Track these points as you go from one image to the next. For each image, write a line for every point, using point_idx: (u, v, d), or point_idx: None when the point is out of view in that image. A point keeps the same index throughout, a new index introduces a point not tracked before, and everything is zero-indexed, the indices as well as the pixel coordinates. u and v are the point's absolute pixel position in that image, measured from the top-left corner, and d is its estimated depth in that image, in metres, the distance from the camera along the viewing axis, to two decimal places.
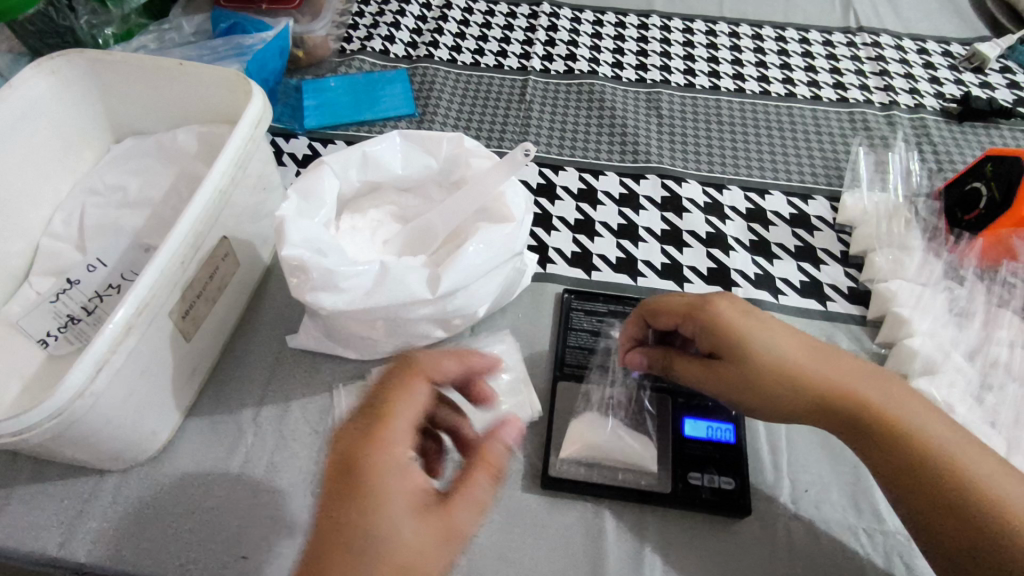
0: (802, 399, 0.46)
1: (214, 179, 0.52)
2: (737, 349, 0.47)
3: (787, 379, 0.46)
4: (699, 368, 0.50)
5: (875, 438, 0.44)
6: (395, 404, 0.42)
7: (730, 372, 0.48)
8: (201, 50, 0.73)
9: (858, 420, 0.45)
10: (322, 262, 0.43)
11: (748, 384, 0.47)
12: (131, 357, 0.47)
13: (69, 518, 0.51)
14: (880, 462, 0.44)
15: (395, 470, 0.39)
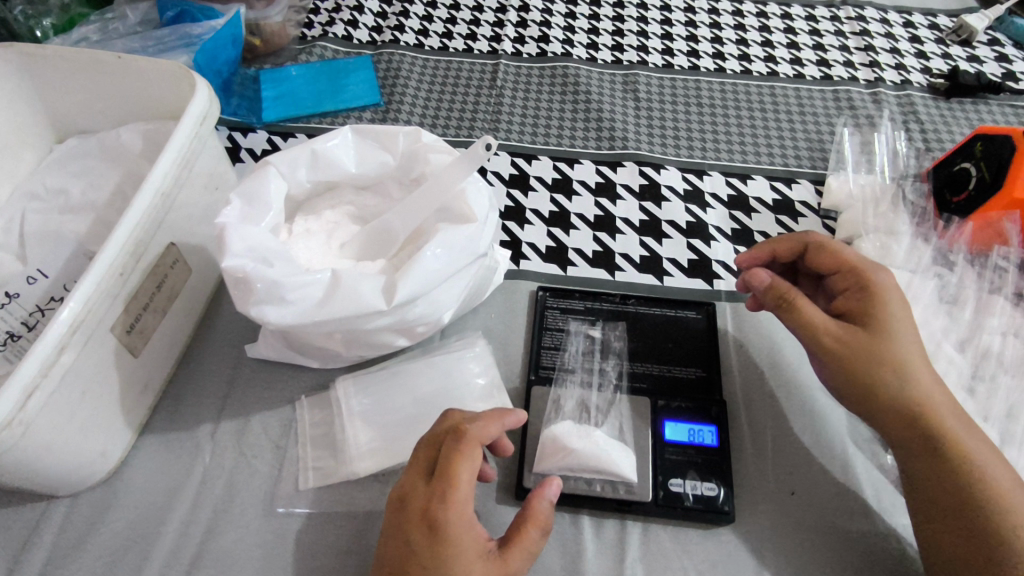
0: (895, 387, 0.43)
1: (155, 181, 0.48)
2: (866, 320, 0.45)
3: (892, 356, 0.44)
4: (810, 314, 0.47)
5: (939, 442, 0.42)
6: (467, 458, 0.41)
7: (838, 335, 0.45)
8: (147, 41, 0.69)
9: (933, 422, 0.43)
10: (267, 274, 0.40)
11: (853, 349, 0.45)
12: (68, 378, 0.43)
13: (16, 548, 0.48)
14: (933, 464, 0.42)
15: (467, 532, 0.40)
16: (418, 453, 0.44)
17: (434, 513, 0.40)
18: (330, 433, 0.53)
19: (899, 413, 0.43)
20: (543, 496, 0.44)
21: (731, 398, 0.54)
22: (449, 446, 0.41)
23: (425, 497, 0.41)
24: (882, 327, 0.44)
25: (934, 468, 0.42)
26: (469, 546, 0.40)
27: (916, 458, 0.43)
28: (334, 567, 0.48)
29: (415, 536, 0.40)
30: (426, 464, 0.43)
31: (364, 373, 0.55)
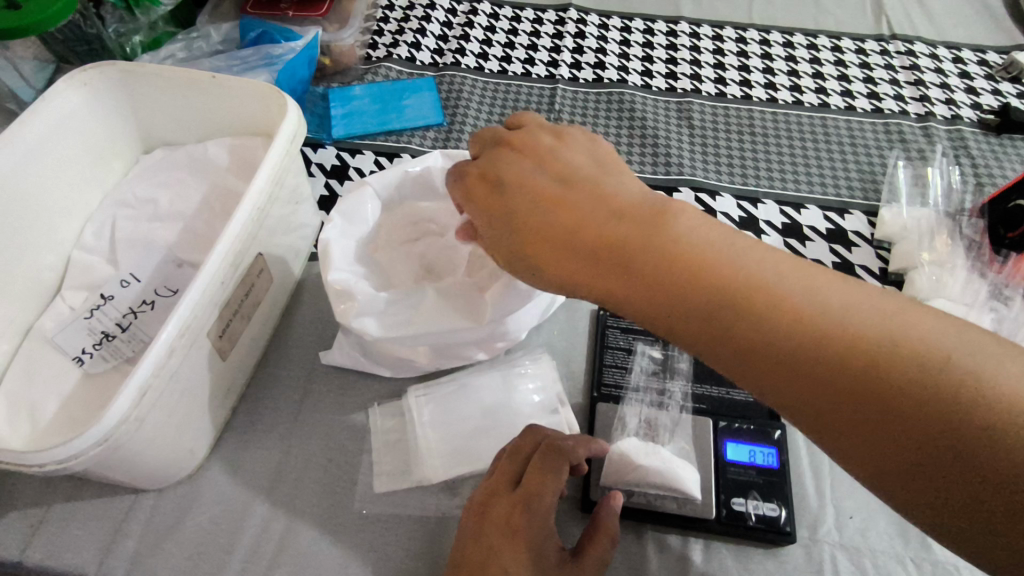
0: (597, 219, 0.38)
1: (253, 196, 0.51)
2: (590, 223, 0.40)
3: (588, 215, 0.39)
4: (500, 204, 0.42)
5: (763, 352, 0.33)
6: (553, 474, 0.45)
7: (541, 203, 0.40)
8: (231, 60, 0.72)
9: (677, 271, 0.35)
10: (367, 290, 0.44)
11: (563, 203, 0.40)
12: (173, 380, 0.46)
13: (107, 537, 0.51)
14: (723, 338, 0.34)
15: (546, 541, 0.44)
16: (500, 465, 0.47)
17: (518, 521, 0.44)
18: (403, 440, 0.55)
19: (684, 294, 0.35)
20: (610, 508, 0.47)
21: (789, 421, 0.56)
22: (538, 462, 0.46)
23: (509, 504, 0.44)
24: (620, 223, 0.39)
25: (781, 370, 0.32)
26: (547, 554, 0.43)
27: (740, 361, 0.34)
28: (408, 569, 0.50)
29: (497, 538, 0.43)
30: (510, 476, 0.46)
31: (434, 383, 0.58)
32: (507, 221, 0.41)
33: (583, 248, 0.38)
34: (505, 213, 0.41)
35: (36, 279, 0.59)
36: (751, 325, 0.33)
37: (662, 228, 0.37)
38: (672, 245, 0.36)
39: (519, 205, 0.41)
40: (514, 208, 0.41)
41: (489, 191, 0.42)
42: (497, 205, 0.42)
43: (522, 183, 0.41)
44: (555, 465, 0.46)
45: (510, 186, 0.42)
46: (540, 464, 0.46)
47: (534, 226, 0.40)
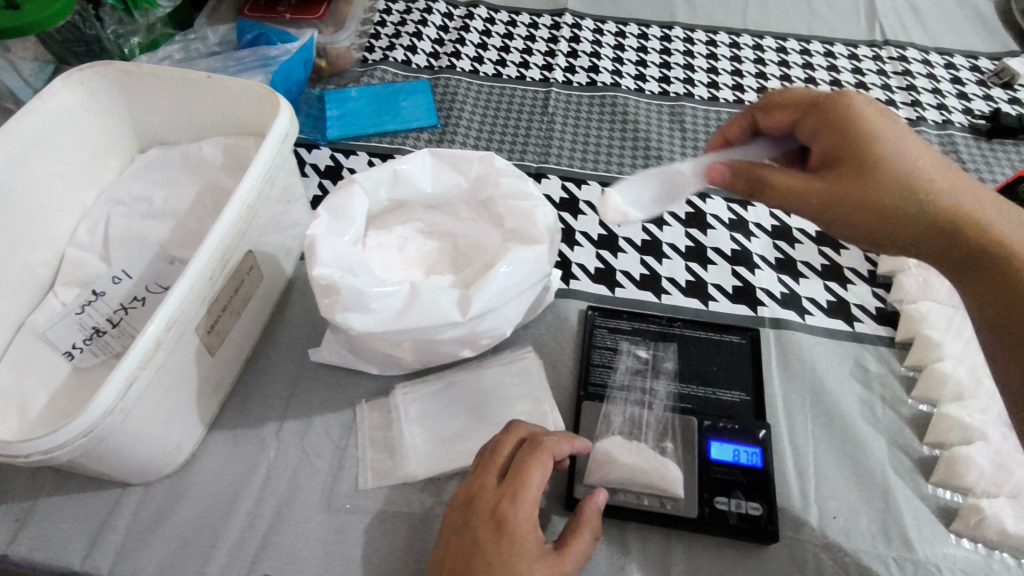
0: (915, 166, 0.42)
1: (242, 194, 0.52)
2: (836, 150, 0.44)
3: (911, 164, 0.42)
4: (876, 132, 0.43)
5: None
6: (539, 464, 0.45)
7: (897, 136, 0.43)
8: (227, 62, 0.74)
9: (985, 232, 0.40)
10: (354, 283, 0.43)
11: (895, 145, 0.42)
12: (160, 373, 0.46)
13: (93, 531, 0.51)
14: (998, 285, 0.40)
15: (532, 531, 0.43)
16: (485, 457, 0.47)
17: (504, 511, 0.43)
18: (388, 437, 0.56)
19: (987, 253, 0.40)
20: (594, 504, 0.47)
21: (774, 421, 0.56)
22: (523, 453, 0.45)
23: (495, 497, 0.44)
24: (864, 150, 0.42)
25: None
26: (531, 545, 0.43)
27: (1001, 312, 0.40)
28: (391, 565, 0.50)
29: (483, 529, 0.42)
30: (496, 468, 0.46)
31: (422, 382, 0.58)
32: (862, 150, 0.42)
33: (888, 180, 0.42)
34: (865, 143, 0.43)
35: (31, 274, 0.59)
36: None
37: (978, 201, 0.41)
38: (980, 213, 0.41)
39: (881, 138, 0.43)
40: (880, 139, 0.42)
41: (868, 116, 0.44)
42: (874, 137, 0.43)
43: (905, 138, 0.43)
44: (541, 459, 0.45)
45: (901, 131, 0.43)
46: (526, 457, 0.45)
47: (895, 170, 0.42)
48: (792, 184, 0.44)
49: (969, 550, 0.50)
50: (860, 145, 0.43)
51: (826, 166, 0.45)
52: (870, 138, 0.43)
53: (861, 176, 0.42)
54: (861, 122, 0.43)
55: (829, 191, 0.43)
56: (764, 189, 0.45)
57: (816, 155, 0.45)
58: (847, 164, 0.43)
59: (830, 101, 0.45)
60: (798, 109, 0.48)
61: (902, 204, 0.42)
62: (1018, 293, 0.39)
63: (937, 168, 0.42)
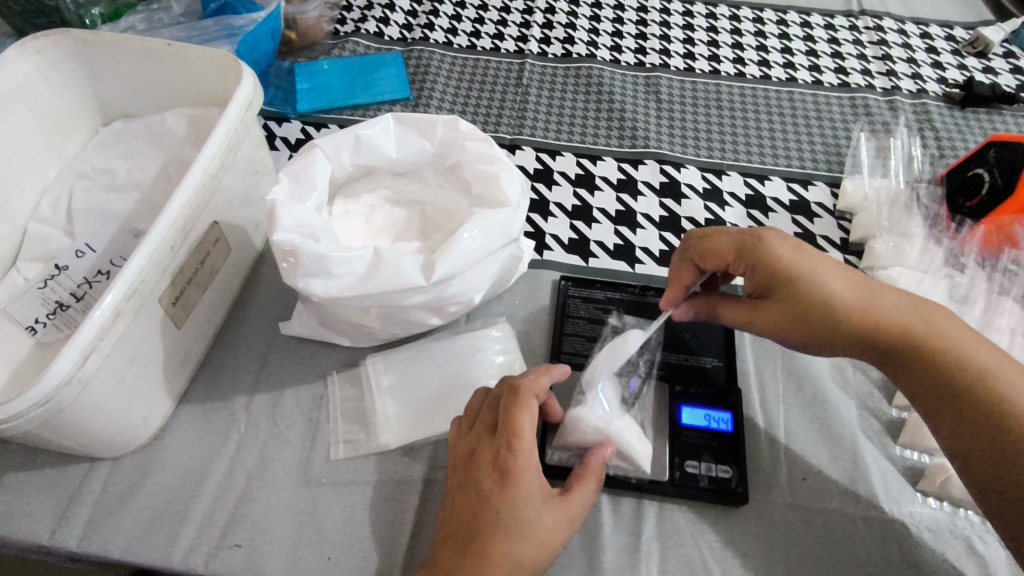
0: (835, 290, 0.45)
1: (204, 162, 0.50)
2: (767, 289, 0.47)
3: (832, 287, 0.45)
4: (806, 276, 0.45)
5: (966, 413, 0.41)
6: (526, 408, 0.45)
7: (823, 272, 0.45)
8: (191, 31, 0.73)
9: (915, 336, 0.44)
10: (314, 248, 0.44)
11: (810, 272, 0.45)
12: (121, 343, 0.45)
13: (61, 506, 0.50)
14: (932, 381, 0.43)
15: (535, 476, 0.44)
16: (481, 416, 0.48)
17: (504, 460, 0.44)
18: (361, 409, 0.55)
19: (927, 362, 0.43)
20: (602, 453, 0.48)
21: (745, 386, 0.57)
22: (508, 401, 0.46)
23: (493, 449, 0.45)
24: (786, 285, 0.46)
25: (968, 422, 0.41)
26: (535, 490, 0.44)
27: (940, 407, 0.43)
28: (363, 535, 0.50)
29: (486, 480, 0.44)
30: (488, 423, 0.47)
31: (393, 352, 0.58)
32: (795, 285, 0.45)
33: (813, 313, 0.45)
34: (788, 278, 0.45)
35: None
36: (970, 388, 0.42)
37: (904, 310, 0.44)
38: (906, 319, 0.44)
39: (806, 265, 0.45)
40: (806, 275, 0.45)
41: (786, 253, 0.46)
42: (800, 273, 0.45)
43: (832, 275, 0.45)
44: (527, 405, 0.46)
45: (813, 261, 0.46)
46: (511, 404, 0.46)
47: (831, 305, 0.45)
48: (738, 315, 0.50)
49: (934, 508, 0.50)
50: (789, 282, 0.45)
51: (763, 296, 0.48)
52: (789, 272, 0.45)
53: (801, 306, 0.46)
54: (776, 260, 0.46)
55: (772, 321, 0.47)
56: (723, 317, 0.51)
57: (754, 286, 0.48)
58: (780, 298, 0.46)
59: (747, 246, 0.47)
60: (725, 249, 0.48)
61: (839, 324, 0.45)
62: (948, 401, 0.42)
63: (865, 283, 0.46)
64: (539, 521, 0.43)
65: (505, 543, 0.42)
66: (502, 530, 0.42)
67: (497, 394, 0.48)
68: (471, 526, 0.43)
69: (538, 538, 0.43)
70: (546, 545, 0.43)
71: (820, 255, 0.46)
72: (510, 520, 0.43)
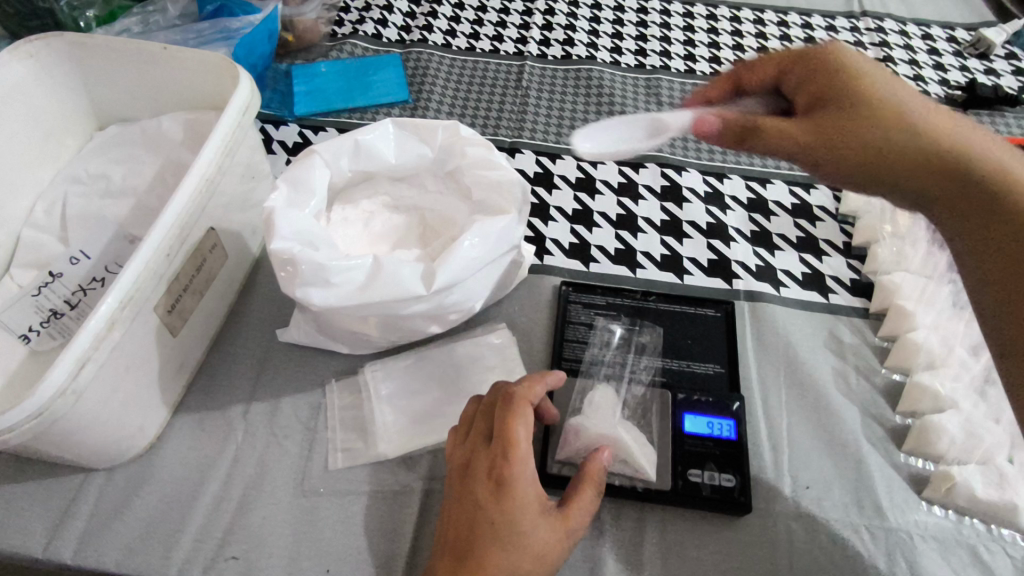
0: (898, 104, 0.42)
1: (200, 168, 0.50)
2: (822, 96, 0.43)
3: (902, 103, 0.42)
4: (866, 78, 0.43)
5: (1008, 222, 0.36)
6: (522, 416, 0.45)
7: (895, 93, 0.42)
8: (187, 34, 0.72)
9: (970, 147, 0.40)
10: (313, 256, 0.43)
11: (884, 88, 0.43)
12: (116, 353, 0.45)
13: (55, 517, 0.50)
14: (976, 184, 0.38)
15: (532, 487, 0.44)
16: (476, 425, 0.47)
17: (500, 470, 0.43)
18: (359, 417, 0.55)
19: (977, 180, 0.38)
20: (600, 458, 0.47)
21: (747, 393, 0.56)
22: (503, 409, 0.45)
23: (489, 458, 0.44)
24: (849, 87, 0.43)
25: (982, 206, 0.38)
26: (532, 501, 0.43)
27: (972, 224, 0.38)
28: (362, 546, 0.49)
29: (483, 491, 0.43)
30: (483, 432, 0.46)
31: (392, 359, 0.57)
32: (849, 89, 0.43)
33: (873, 119, 0.41)
34: (852, 78, 0.43)
35: None
36: (1014, 214, 0.37)
37: (965, 130, 0.41)
38: (961, 131, 0.41)
39: (854, 65, 0.44)
40: (880, 90, 0.42)
41: (852, 71, 0.43)
42: (868, 81, 0.43)
43: (900, 89, 0.43)
44: (523, 413, 0.45)
45: (885, 83, 0.43)
46: (506, 411, 0.45)
47: (896, 102, 0.42)
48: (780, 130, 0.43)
49: (940, 517, 0.50)
50: (837, 82, 0.43)
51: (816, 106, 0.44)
52: (854, 80, 0.43)
53: (853, 111, 0.42)
54: (841, 66, 0.44)
55: (813, 131, 0.42)
56: (756, 136, 0.44)
57: (800, 102, 0.45)
58: (836, 106, 0.43)
59: (809, 54, 0.46)
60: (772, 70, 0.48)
61: (894, 140, 0.41)
62: (987, 211, 0.38)
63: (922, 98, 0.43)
64: (537, 533, 0.43)
65: (503, 556, 0.41)
66: (500, 542, 0.42)
67: (491, 402, 0.48)
68: (468, 538, 0.42)
69: (536, 550, 0.42)
70: (545, 557, 0.43)
71: (892, 79, 0.44)
72: (507, 532, 0.42)
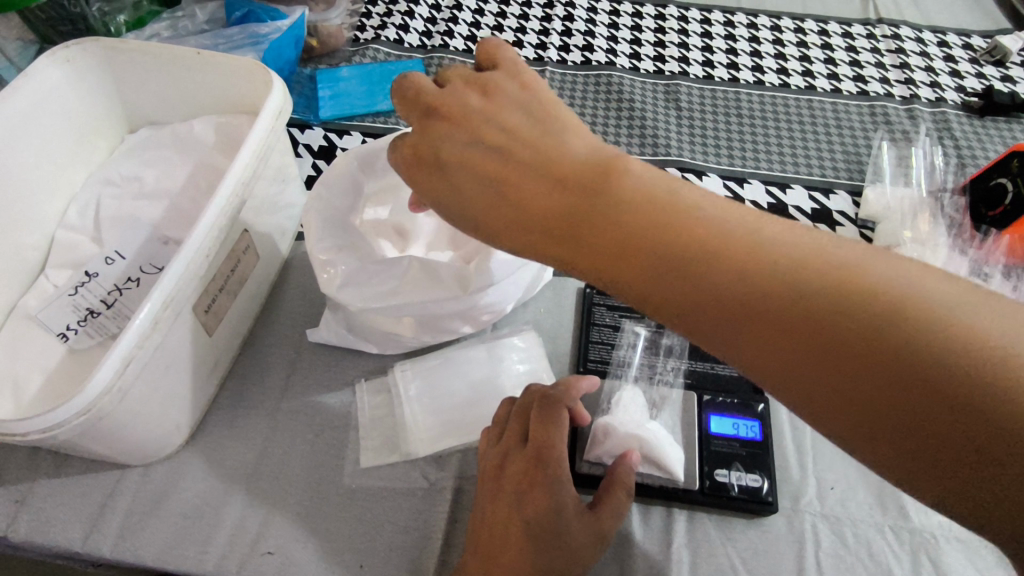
0: (551, 176, 0.34)
1: (238, 171, 0.51)
2: (472, 170, 0.36)
3: (562, 164, 0.34)
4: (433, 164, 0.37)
5: (738, 336, 0.29)
6: (557, 421, 0.47)
7: (582, 153, 0.35)
8: (216, 39, 0.73)
9: (614, 226, 0.32)
10: (353, 260, 0.45)
11: (504, 160, 0.35)
12: (157, 352, 0.46)
13: (93, 513, 0.51)
14: (691, 287, 0.30)
15: (566, 488, 0.45)
16: (510, 427, 0.49)
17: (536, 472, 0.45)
18: (389, 416, 0.56)
19: (765, 286, 0.29)
20: (626, 462, 0.48)
21: (772, 395, 0.57)
22: (540, 414, 0.47)
23: (525, 460, 0.46)
24: (486, 163, 0.35)
25: (802, 321, 0.28)
26: (567, 502, 0.45)
27: (712, 329, 0.30)
28: (395, 543, 0.50)
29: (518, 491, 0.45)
30: (519, 435, 0.48)
31: (420, 360, 0.58)
32: (458, 167, 0.36)
33: (526, 201, 0.34)
34: (467, 158, 0.36)
35: (21, 257, 0.58)
36: (843, 310, 0.27)
37: (706, 199, 0.32)
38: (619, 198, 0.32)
39: (460, 146, 0.37)
40: (511, 160, 0.35)
41: (447, 142, 0.37)
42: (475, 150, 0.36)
43: (458, 151, 0.37)
44: (557, 419, 0.47)
45: (515, 142, 0.36)
46: (541, 416, 0.47)
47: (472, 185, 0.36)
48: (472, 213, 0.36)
49: None
50: (465, 164, 0.36)
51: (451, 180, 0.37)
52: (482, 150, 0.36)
53: (523, 193, 0.34)
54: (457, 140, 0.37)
55: (505, 215, 0.35)
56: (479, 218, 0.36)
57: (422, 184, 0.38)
58: (493, 184, 0.35)
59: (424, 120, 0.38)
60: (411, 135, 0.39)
61: (608, 226, 0.32)
62: (765, 332, 0.28)
63: (535, 149, 0.35)
64: (571, 533, 0.44)
65: (537, 555, 0.43)
66: (534, 541, 0.43)
67: (525, 408, 0.49)
68: (504, 536, 0.44)
69: (569, 550, 0.44)
70: (577, 557, 0.44)
71: (503, 126, 0.37)
72: (541, 531, 0.43)
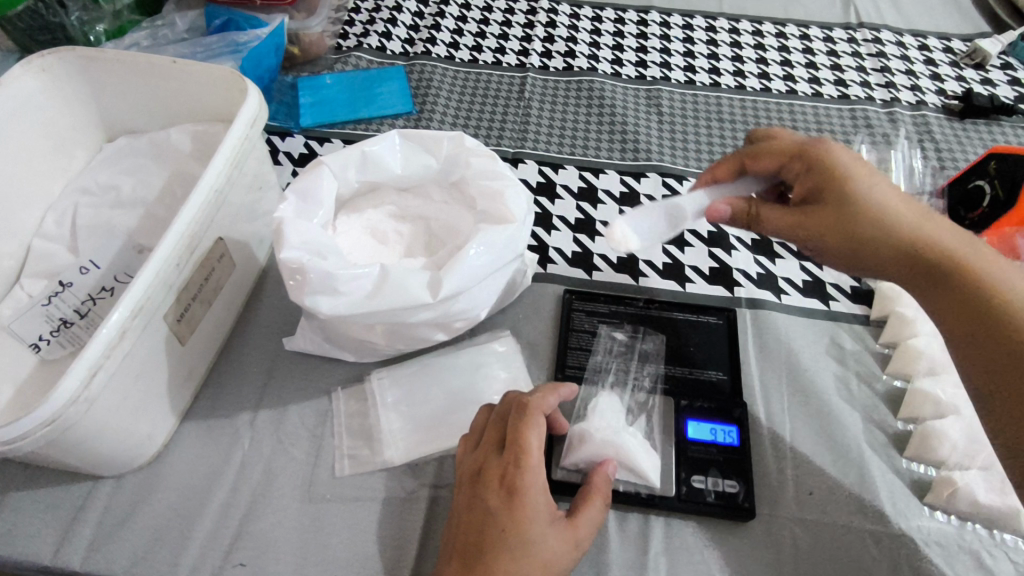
0: (889, 214, 0.44)
1: (210, 179, 0.51)
2: (826, 193, 0.45)
3: (886, 207, 0.44)
4: (854, 169, 0.45)
5: (1006, 350, 0.40)
6: (535, 426, 0.46)
7: (894, 203, 0.44)
8: (195, 48, 0.74)
9: (950, 253, 0.43)
10: (321, 266, 0.44)
11: (880, 192, 0.45)
12: (126, 361, 0.45)
13: (65, 524, 0.50)
14: (942, 298, 0.43)
15: (542, 497, 0.44)
16: (487, 433, 0.48)
17: (512, 479, 0.44)
18: (365, 424, 0.55)
19: (998, 325, 0.40)
20: (604, 472, 0.48)
21: (750, 400, 0.57)
22: (516, 419, 0.46)
23: (501, 466, 0.45)
24: (848, 196, 0.44)
25: (1009, 362, 0.40)
26: (542, 510, 0.44)
27: (959, 330, 0.42)
28: (369, 552, 0.49)
29: (494, 499, 0.44)
30: (496, 440, 0.47)
31: (397, 367, 0.58)
32: (839, 189, 0.45)
33: (859, 221, 0.44)
34: (855, 186, 0.44)
35: None
36: None
37: (994, 262, 0.43)
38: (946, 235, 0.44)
39: (842, 166, 0.45)
40: (866, 194, 0.44)
41: (852, 168, 0.45)
42: (855, 177, 0.45)
43: (881, 181, 0.45)
44: (536, 423, 0.46)
45: (875, 188, 0.45)
46: (519, 420, 0.46)
47: (874, 201, 0.44)
48: (785, 221, 0.47)
49: (942, 522, 0.50)
50: (832, 183, 0.45)
51: (812, 203, 0.46)
52: (850, 181, 0.44)
53: (847, 216, 0.44)
54: (836, 165, 0.45)
55: (822, 225, 0.45)
56: (763, 225, 0.48)
57: (798, 194, 0.48)
58: (829, 206, 0.45)
59: (811, 150, 0.46)
60: (773, 156, 0.49)
61: (886, 247, 0.44)
62: (1004, 351, 0.40)
63: (874, 192, 0.44)
64: (547, 542, 0.43)
65: (512, 566, 0.42)
66: (510, 551, 0.42)
67: (504, 413, 0.48)
68: (478, 546, 0.43)
69: (544, 560, 0.43)
70: (553, 566, 0.43)
71: (876, 175, 0.46)
72: (517, 541, 0.42)
